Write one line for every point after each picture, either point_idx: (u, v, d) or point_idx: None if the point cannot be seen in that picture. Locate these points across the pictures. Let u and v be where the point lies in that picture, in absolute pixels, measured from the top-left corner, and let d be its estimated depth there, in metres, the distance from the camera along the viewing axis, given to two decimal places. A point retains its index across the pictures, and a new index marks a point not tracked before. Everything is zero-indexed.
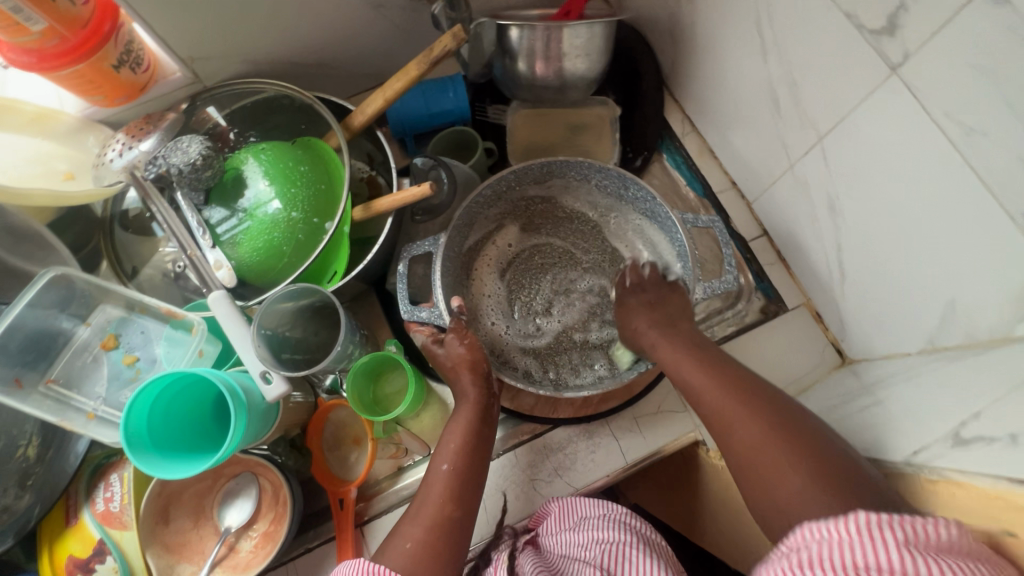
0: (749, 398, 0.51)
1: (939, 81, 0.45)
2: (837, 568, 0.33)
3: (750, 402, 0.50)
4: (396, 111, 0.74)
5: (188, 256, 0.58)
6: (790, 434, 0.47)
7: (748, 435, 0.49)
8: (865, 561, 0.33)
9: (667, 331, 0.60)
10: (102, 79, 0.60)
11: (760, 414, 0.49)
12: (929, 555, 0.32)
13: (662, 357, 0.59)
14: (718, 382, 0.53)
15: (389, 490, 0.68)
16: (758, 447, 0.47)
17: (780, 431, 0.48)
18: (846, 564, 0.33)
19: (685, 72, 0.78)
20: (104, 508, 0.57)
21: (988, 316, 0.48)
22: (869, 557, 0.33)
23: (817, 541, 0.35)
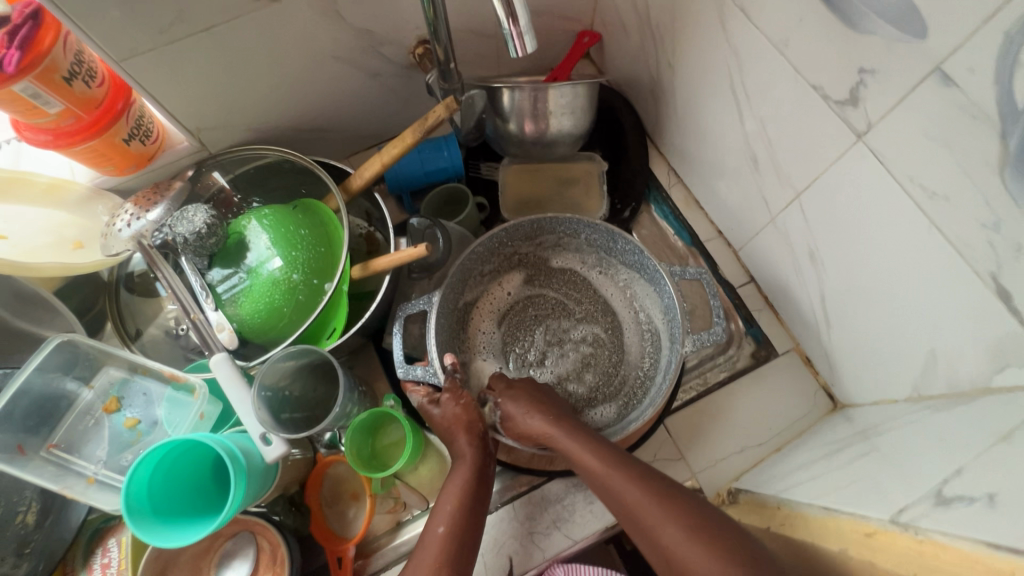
0: (657, 487, 0.54)
1: (900, 148, 0.48)
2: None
3: (672, 506, 0.52)
4: (393, 171, 0.78)
5: (192, 319, 0.62)
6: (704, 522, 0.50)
7: (673, 538, 0.50)
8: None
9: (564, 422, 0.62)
10: (113, 151, 0.63)
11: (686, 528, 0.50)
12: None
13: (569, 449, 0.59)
14: (652, 495, 0.53)
15: (388, 546, 0.67)
16: (684, 549, 0.49)
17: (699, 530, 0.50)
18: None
19: (668, 127, 0.81)
20: (101, 574, 0.57)
21: (968, 366, 0.50)
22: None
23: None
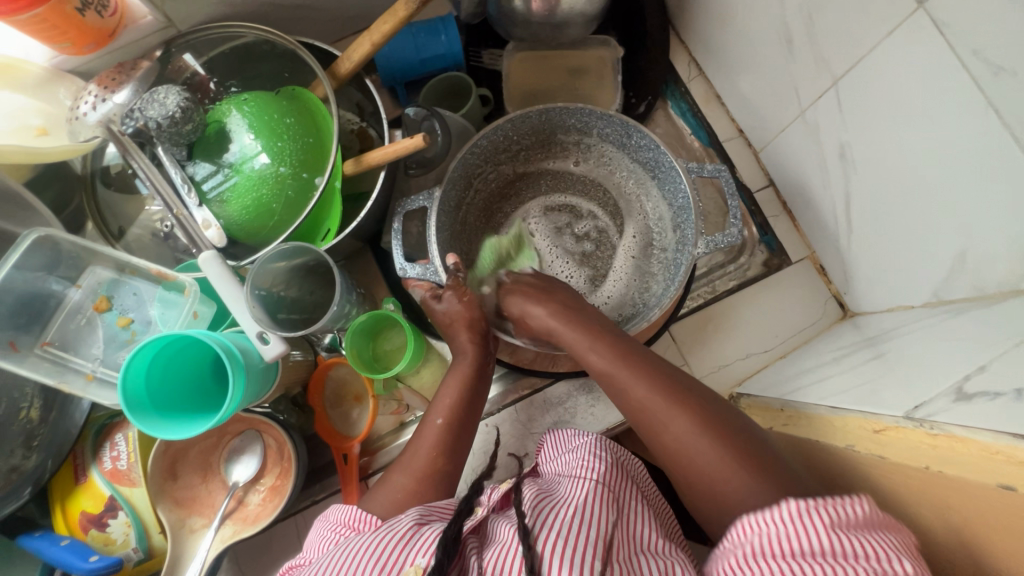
0: (659, 377, 0.52)
1: (968, 14, 0.42)
2: (772, 554, 0.37)
3: (647, 373, 0.52)
4: (385, 56, 0.70)
5: (176, 216, 0.58)
6: (698, 406, 0.49)
7: (677, 439, 0.48)
8: (801, 545, 0.37)
9: (568, 314, 0.60)
10: (66, 23, 0.55)
11: (669, 400, 0.50)
12: (857, 534, 0.37)
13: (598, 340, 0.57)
14: (622, 358, 0.54)
15: (392, 444, 0.69)
16: (682, 450, 0.48)
17: (673, 395, 0.50)
18: (791, 548, 0.37)
19: (694, 10, 0.73)
20: (112, 466, 0.58)
21: (997, 268, 0.47)
22: (808, 543, 0.36)
23: (763, 532, 0.38)
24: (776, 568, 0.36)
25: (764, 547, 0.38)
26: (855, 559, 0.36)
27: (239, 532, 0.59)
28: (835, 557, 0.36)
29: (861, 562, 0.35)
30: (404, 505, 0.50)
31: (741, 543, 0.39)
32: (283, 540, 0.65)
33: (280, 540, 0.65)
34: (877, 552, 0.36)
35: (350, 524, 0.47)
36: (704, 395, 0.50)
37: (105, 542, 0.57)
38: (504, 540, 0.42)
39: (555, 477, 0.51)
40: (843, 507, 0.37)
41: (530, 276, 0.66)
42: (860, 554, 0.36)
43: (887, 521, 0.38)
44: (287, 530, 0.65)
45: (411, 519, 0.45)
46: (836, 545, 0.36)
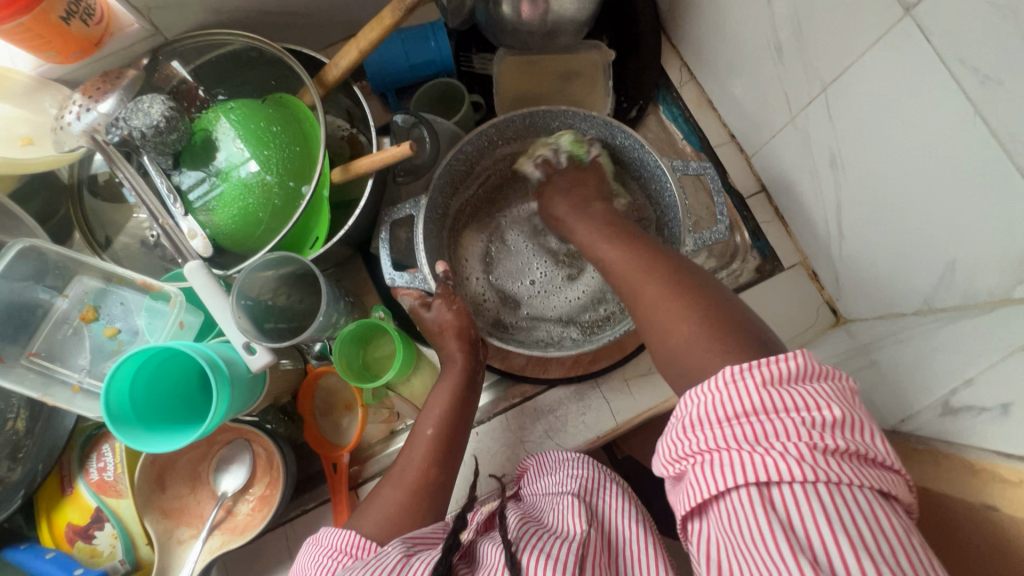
0: (655, 258, 0.53)
1: (954, 23, 0.41)
2: (714, 421, 0.36)
3: (659, 273, 0.51)
4: (374, 62, 0.70)
5: (161, 225, 0.56)
6: (675, 271, 0.51)
7: (655, 299, 0.49)
8: (739, 407, 0.36)
9: (579, 211, 0.64)
10: (51, 33, 0.54)
11: (667, 284, 0.49)
12: (792, 386, 0.36)
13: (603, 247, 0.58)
14: (641, 266, 0.53)
15: (382, 453, 0.69)
16: (654, 309, 0.48)
17: (688, 295, 0.47)
18: (727, 413, 0.36)
19: (683, 15, 0.72)
20: (98, 477, 0.58)
21: (988, 279, 0.46)
22: (742, 404, 0.36)
23: (702, 401, 0.37)
24: (710, 441, 0.36)
25: (708, 412, 0.37)
26: (790, 411, 0.35)
27: (228, 543, 0.59)
28: (768, 414, 0.35)
29: (792, 414, 0.35)
30: (391, 518, 0.50)
31: (685, 416, 0.38)
32: (272, 551, 0.65)
33: (270, 551, 0.65)
34: (809, 400, 0.35)
35: (347, 551, 0.46)
36: (684, 264, 0.52)
37: (92, 553, 0.56)
38: (492, 565, 0.41)
39: (539, 498, 0.52)
40: (778, 364, 0.36)
41: (551, 181, 0.69)
42: (797, 404, 0.35)
43: (824, 368, 0.37)
44: (276, 540, 0.65)
45: (399, 551, 0.44)
46: (774, 402, 0.35)
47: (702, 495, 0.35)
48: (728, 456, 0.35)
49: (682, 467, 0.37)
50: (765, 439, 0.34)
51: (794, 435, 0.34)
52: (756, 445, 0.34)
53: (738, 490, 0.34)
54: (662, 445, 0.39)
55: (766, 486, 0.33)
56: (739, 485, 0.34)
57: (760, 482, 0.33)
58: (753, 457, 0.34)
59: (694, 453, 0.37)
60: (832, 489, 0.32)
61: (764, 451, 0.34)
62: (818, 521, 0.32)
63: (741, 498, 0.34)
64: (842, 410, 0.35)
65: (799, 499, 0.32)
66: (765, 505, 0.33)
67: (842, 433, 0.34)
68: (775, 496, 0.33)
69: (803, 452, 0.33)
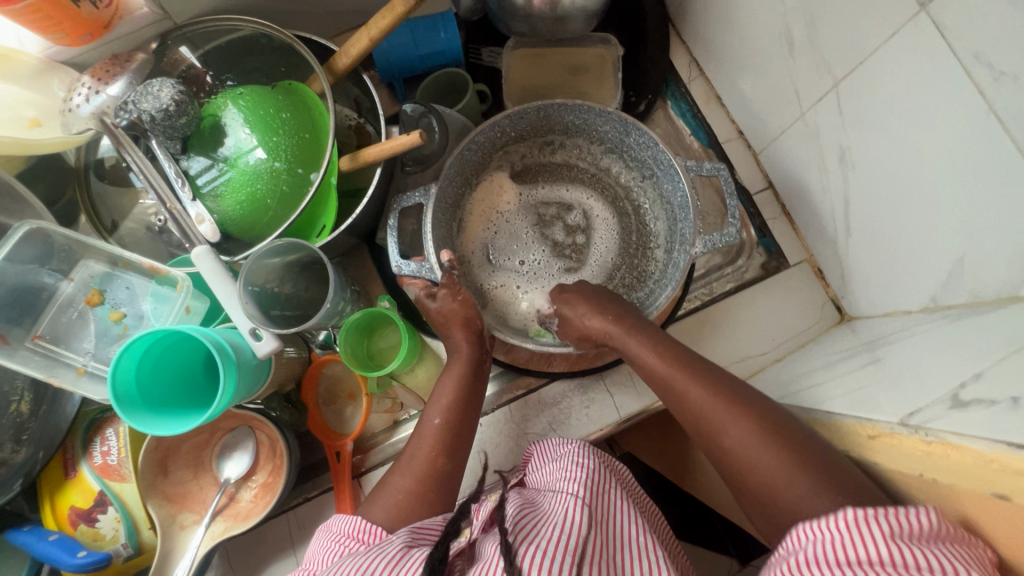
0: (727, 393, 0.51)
1: (972, 20, 0.41)
2: (829, 562, 0.35)
3: (744, 413, 0.49)
4: (383, 51, 0.69)
5: (169, 210, 0.58)
6: (745, 408, 0.49)
7: (744, 446, 0.48)
8: (858, 554, 0.35)
9: (625, 326, 0.59)
10: (61, 14, 0.54)
11: (756, 430, 0.48)
12: (926, 547, 0.34)
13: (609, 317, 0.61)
14: (724, 399, 0.50)
15: (386, 442, 0.68)
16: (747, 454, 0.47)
17: (784, 443, 0.46)
18: (843, 558, 0.35)
19: (694, 10, 0.72)
20: (102, 461, 0.58)
21: (996, 274, 0.46)
22: (866, 552, 0.35)
23: (816, 540, 0.36)
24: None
25: (822, 551, 0.36)
26: (921, 571, 0.33)
27: (230, 528, 0.59)
28: (888, 568, 0.34)
29: (925, 574, 0.33)
30: (396, 506, 0.50)
31: (796, 551, 0.37)
32: (273, 538, 0.65)
33: (272, 538, 0.65)
34: (942, 565, 0.33)
35: (354, 535, 0.47)
36: (745, 389, 0.51)
37: (94, 537, 0.56)
38: (488, 557, 0.40)
39: (541, 490, 0.51)
40: (908, 517, 0.35)
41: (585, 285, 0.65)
42: (928, 566, 0.33)
43: (959, 534, 0.35)
44: (278, 528, 0.65)
45: (402, 541, 0.44)
46: (900, 558, 0.34)
47: None
48: None
49: None
50: None
51: None
52: None
53: None
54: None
55: None
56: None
57: None
58: None
59: None
60: None
61: None
62: None
63: None
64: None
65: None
66: None
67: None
68: None
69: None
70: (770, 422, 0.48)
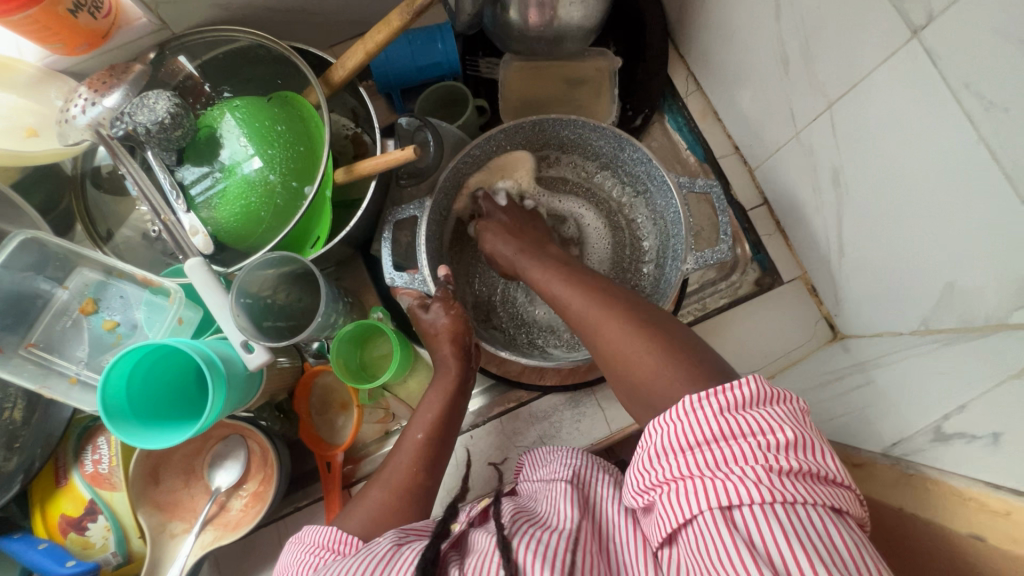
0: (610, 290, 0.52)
1: (963, 50, 0.41)
2: (677, 448, 0.37)
3: (618, 309, 0.50)
4: (381, 63, 0.69)
5: (163, 221, 0.57)
6: (625, 299, 0.51)
7: (614, 339, 0.48)
8: (698, 435, 0.37)
9: (527, 252, 0.62)
10: (59, 25, 0.54)
11: (629, 325, 0.48)
12: (749, 412, 0.37)
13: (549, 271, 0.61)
14: (597, 301, 0.51)
15: (375, 453, 0.69)
16: (618, 347, 0.47)
17: (642, 327, 0.47)
18: (689, 441, 0.37)
19: (692, 25, 0.72)
20: (93, 470, 0.59)
21: (985, 302, 0.46)
22: (702, 432, 0.36)
23: (664, 432, 0.38)
24: (678, 469, 0.36)
25: (670, 440, 0.37)
26: (746, 437, 0.36)
27: (220, 538, 0.59)
28: (726, 441, 0.36)
29: (750, 438, 0.36)
30: (383, 521, 0.50)
31: (649, 446, 0.39)
32: (263, 547, 0.65)
33: (262, 547, 0.65)
34: (764, 425, 0.36)
35: (330, 546, 0.46)
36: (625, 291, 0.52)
37: (84, 545, 0.57)
38: (482, 550, 0.40)
39: (534, 493, 0.51)
40: (729, 392, 0.37)
41: (504, 215, 0.67)
42: (750, 429, 0.36)
43: (775, 394, 0.38)
44: (268, 537, 0.65)
45: (389, 541, 0.44)
46: (730, 429, 0.36)
47: (673, 523, 0.36)
48: (698, 483, 0.35)
49: (652, 496, 0.38)
50: (724, 465, 0.35)
51: (750, 459, 0.35)
52: (717, 471, 0.35)
53: (703, 515, 0.34)
54: (631, 477, 0.40)
55: (728, 509, 0.34)
56: (704, 509, 0.34)
57: (724, 505, 0.34)
58: (714, 484, 0.35)
59: (662, 482, 0.37)
60: (791, 509, 0.33)
61: (727, 478, 0.34)
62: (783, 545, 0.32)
63: (707, 523, 0.34)
64: (795, 430, 0.36)
65: (760, 519, 0.33)
66: (728, 528, 0.33)
67: (797, 454, 0.35)
68: (738, 520, 0.33)
69: (760, 475, 0.34)
70: (639, 317, 0.48)
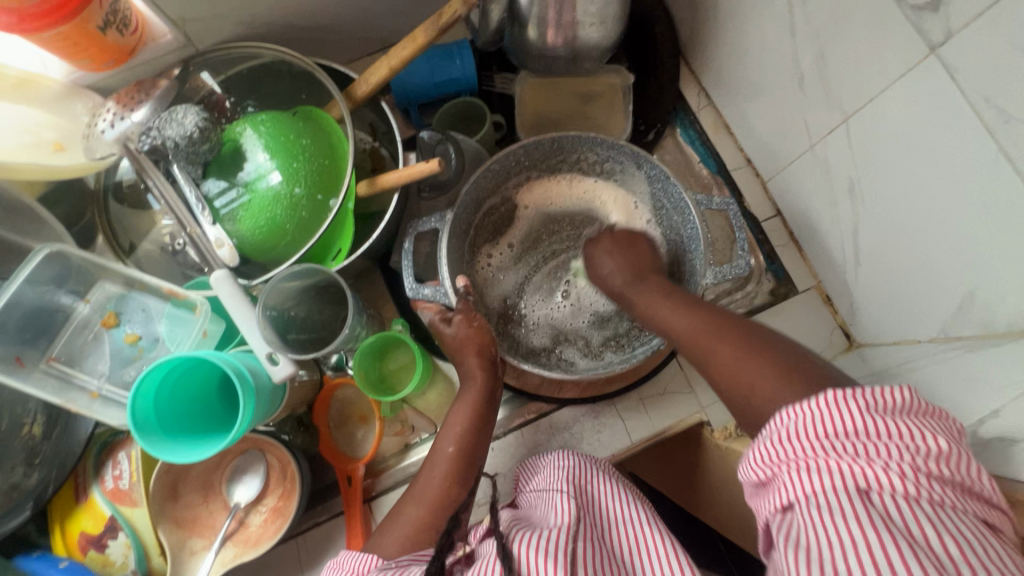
0: (710, 318, 0.53)
1: (982, 66, 0.43)
2: (811, 435, 0.37)
3: (727, 333, 0.51)
4: (401, 79, 0.71)
5: (188, 233, 0.58)
6: (722, 317, 0.53)
7: (731, 357, 0.49)
8: (835, 427, 0.37)
9: (634, 284, 0.63)
10: (87, 41, 0.55)
11: (742, 345, 0.49)
12: (898, 417, 0.37)
13: (644, 308, 0.60)
14: (708, 328, 0.52)
15: (397, 467, 0.67)
16: (739, 364, 0.48)
17: (756, 347, 0.49)
18: (826, 430, 0.37)
19: (704, 42, 0.74)
20: (113, 485, 0.58)
21: (1005, 309, 0.46)
22: (844, 424, 0.37)
23: (797, 417, 0.38)
24: (813, 448, 0.37)
25: (806, 426, 0.38)
26: (894, 439, 0.36)
27: (241, 554, 0.59)
28: (869, 438, 0.36)
29: (897, 440, 0.36)
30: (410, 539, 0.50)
31: (776, 429, 0.39)
32: (282, 562, 0.64)
33: (281, 562, 0.64)
34: (913, 431, 0.36)
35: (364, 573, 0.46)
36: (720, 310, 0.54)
37: (104, 563, 0.56)
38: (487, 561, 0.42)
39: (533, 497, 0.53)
40: (886, 394, 0.37)
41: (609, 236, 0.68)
42: (899, 434, 0.36)
43: (928, 406, 0.38)
44: (287, 552, 0.64)
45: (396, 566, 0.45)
46: (879, 428, 0.36)
47: (795, 497, 0.37)
48: (822, 464, 0.36)
49: (773, 472, 0.39)
50: (866, 456, 0.36)
51: (897, 457, 0.36)
52: (856, 459, 0.36)
53: (837, 492, 0.35)
54: (751, 451, 0.41)
55: (865, 492, 0.35)
56: (835, 488, 0.35)
57: (859, 487, 0.35)
58: (846, 465, 0.36)
59: (787, 462, 0.38)
60: (935, 507, 0.34)
61: (862, 463, 0.36)
62: (920, 531, 0.33)
63: (841, 499, 0.35)
64: (947, 441, 0.36)
65: (901, 508, 0.34)
66: (863, 504, 0.35)
67: (948, 463, 0.36)
68: (875, 501, 0.35)
69: (908, 471, 0.35)
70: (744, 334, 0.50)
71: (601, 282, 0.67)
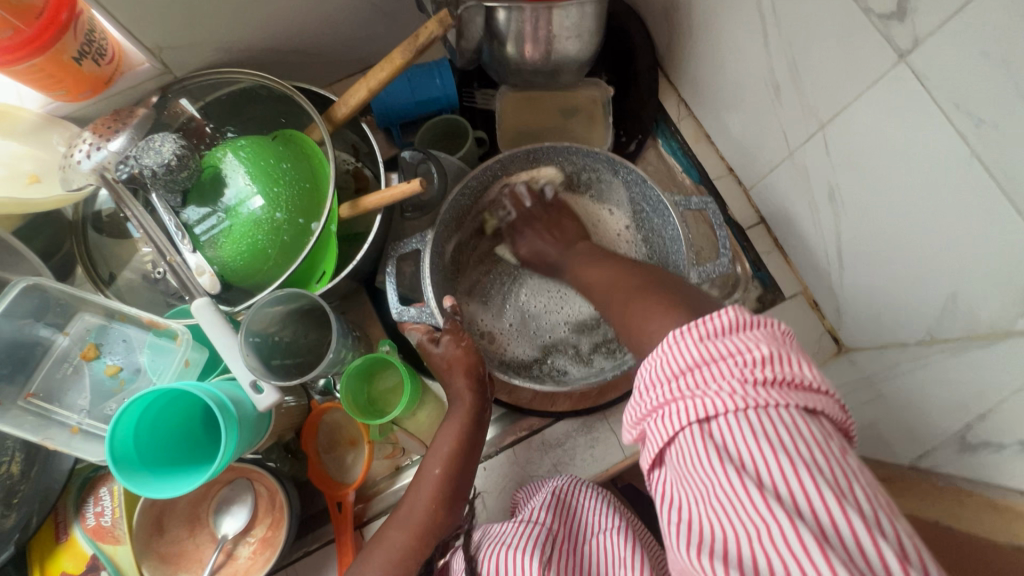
0: (651, 279, 0.53)
1: (950, 71, 0.43)
2: (666, 377, 0.36)
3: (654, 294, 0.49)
4: (381, 99, 0.71)
5: (168, 262, 0.56)
6: (655, 272, 0.54)
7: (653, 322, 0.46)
8: (685, 362, 0.36)
9: (567, 251, 0.68)
10: (63, 72, 0.54)
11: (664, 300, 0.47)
12: (729, 336, 0.36)
13: (577, 269, 0.66)
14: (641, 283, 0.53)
15: (387, 491, 0.67)
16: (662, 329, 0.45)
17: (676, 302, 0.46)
18: (675, 369, 0.36)
19: (681, 54, 0.75)
20: (95, 523, 0.56)
21: (988, 310, 0.46)
22: (686, 359, 0.36)
23: (653, 364, 0.38)
24: (670, 392, 0.36)
25: (658, 372, 0.37)
26: (726, 358, 0.35)
27: None
28: (708, 364, 0.35)
29: (729, 359, 0.35)
30: None
31: (641, 381, 0.38)
32: None
33: None
34: (743, 345, 0.35)
35: None
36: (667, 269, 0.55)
37: None
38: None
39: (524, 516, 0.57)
40: (710, 321, 0.37)
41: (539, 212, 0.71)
42: (729, 352, 0.35)
43: (756, 318, 0.37)
44: None
45: None
46: (710, 353, 0.35)
47: (660, 445, 0.35)
48: (676, 407, 0.35)
49: (641, 428, 0.38)
50: (707, 386, 0.34)
51: (729, 376, 0.34)
52: (699, 391, 0.34)
53: (684, 432, 0.34)
54: (626, 411, 0.39)
55: (705, 422, 0.33)
56: (685, 427, 0.34)
57: (699, 420, 0.34)
58: (698, 401, 0.34)
59: (652, 411, 0.37)
60: (776, 418, 0.32)
61: (708, 395, 0.34)
62: (766, 456, 0.32)
63: (687, 439, 0.34)
64: (777, 346, 0.35)
65: (736, 429, 0.33)
66: (705, 437, 0.33)
67: (777, 367, 0.34)
68: (715, 430, 0.33)
69: (735, 388, 0.33)
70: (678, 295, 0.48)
71: (535, 258, 0.71)
